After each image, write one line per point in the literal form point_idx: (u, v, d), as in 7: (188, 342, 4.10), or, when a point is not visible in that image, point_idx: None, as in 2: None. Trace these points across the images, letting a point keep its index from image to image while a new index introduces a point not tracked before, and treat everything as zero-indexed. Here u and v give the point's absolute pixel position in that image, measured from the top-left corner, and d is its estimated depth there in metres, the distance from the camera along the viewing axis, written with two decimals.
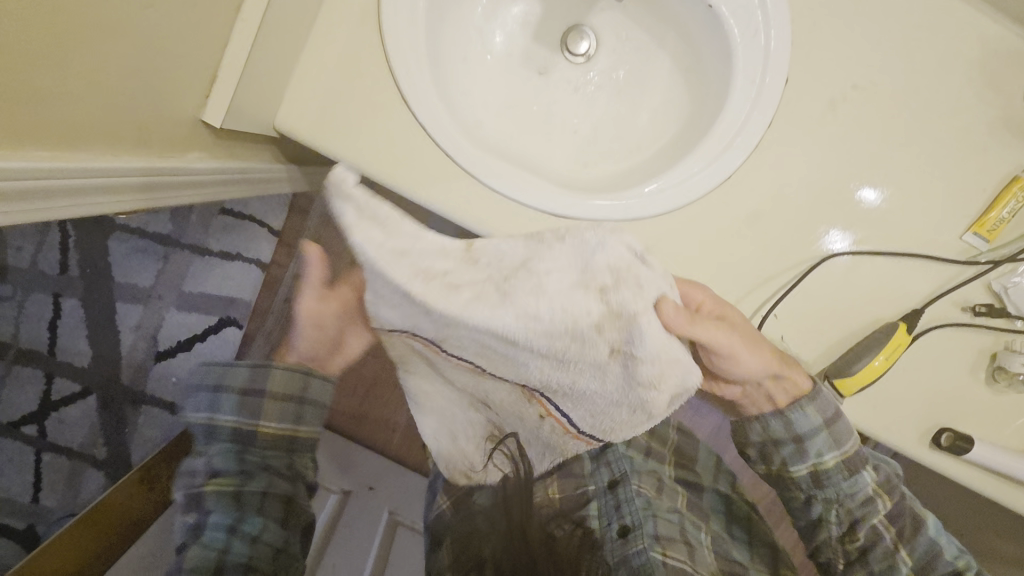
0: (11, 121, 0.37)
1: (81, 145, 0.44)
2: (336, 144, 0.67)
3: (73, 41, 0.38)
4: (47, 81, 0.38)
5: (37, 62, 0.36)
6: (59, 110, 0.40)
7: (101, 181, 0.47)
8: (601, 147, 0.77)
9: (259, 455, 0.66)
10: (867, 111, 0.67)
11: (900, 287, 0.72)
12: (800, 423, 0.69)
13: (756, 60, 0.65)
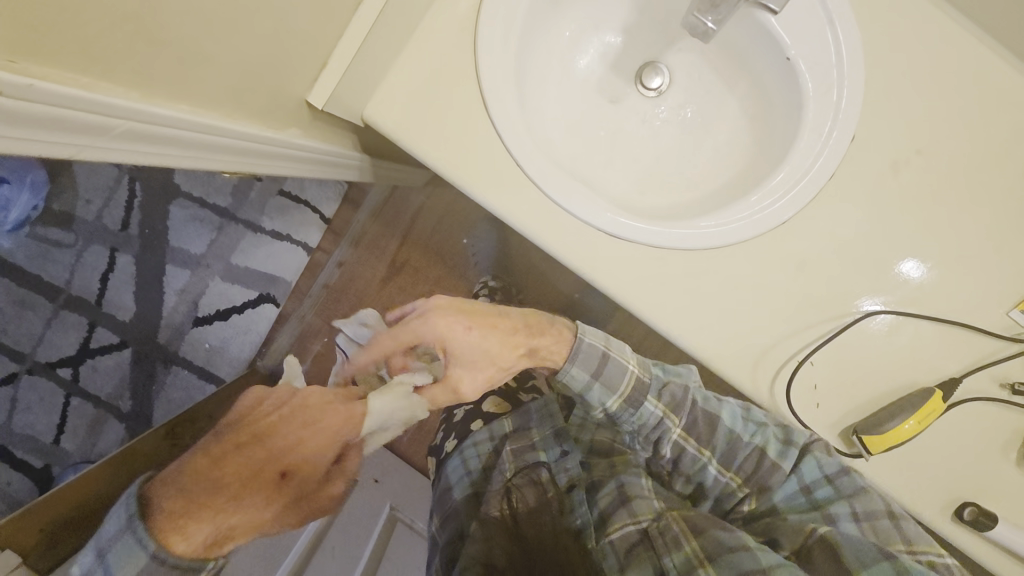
0: (173, 77, 0.41)
1: (214, 107, 0.49)
2: (415, 140, 0.71)
3: (235, 17, 0.43)
4: (208, 48, 0.43)
5: (207, 34, 0.41)
6: (208, 74, 0.45)
7: (225, 141, 0.52)
8: (659, 179, 0.81)
9: None
10: (931, 178, 0.69)
11: (941, 353, 0.72)
12: (575, 382, 0.73)
13: (825, 116, 0.67)
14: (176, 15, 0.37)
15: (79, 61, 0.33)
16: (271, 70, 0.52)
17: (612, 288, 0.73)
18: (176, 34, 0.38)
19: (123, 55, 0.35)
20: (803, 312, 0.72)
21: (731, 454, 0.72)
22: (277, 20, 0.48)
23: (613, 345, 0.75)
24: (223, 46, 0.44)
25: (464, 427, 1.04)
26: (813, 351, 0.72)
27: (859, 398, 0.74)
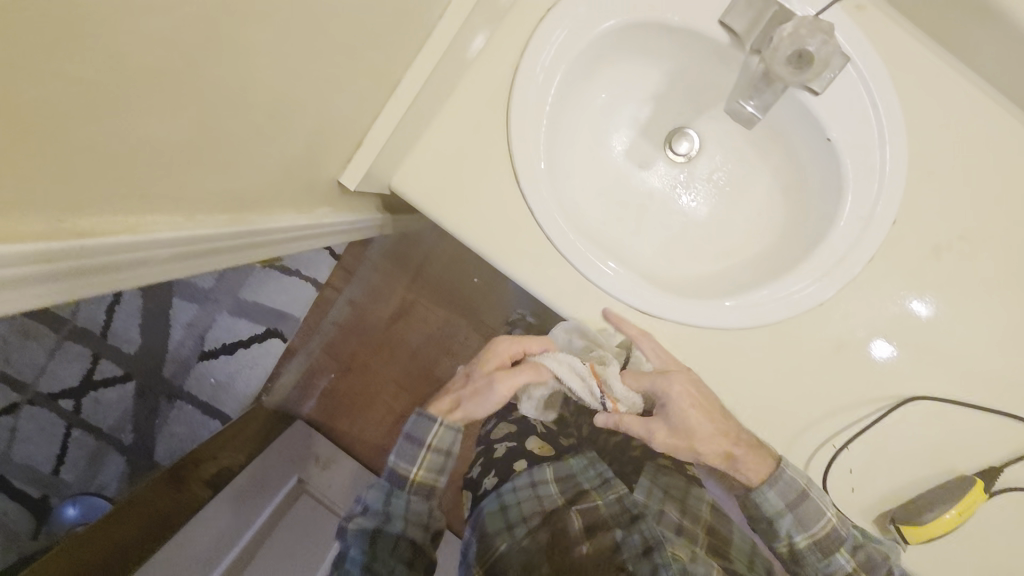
0: (211, 192, 0.41)
1: (250, 207, 0.48)
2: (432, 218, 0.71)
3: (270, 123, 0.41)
4: (241, 159, 0.41)
5: (238, 145, 0.39)
6: (248, 179, 0.44)
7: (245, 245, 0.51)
8: (687, 246, 0.79)
9: (404, 502, 0.72)
10: (971, 263, 0.67)
11: (979, 441, 0.70)
12: (766, 504, 0.71)
13: (867, 198, 0.66)
14: (216, 147, 0.37)
15: (105, 211, 0.31)
16: (303, 177, 0.52)
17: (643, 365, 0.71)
18: (205, 155, 0.36)
19: (157, 188, 0.34)
20: (838, 395, 0.70)
21: (803, 525, 0.71)
22: (314, 134, 0.48)
23: (815, 486, 0.70)
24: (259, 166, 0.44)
25: (507, 466, 0.96)
26: (849, 438, 0.71)
27: (893, 483, 0.71)
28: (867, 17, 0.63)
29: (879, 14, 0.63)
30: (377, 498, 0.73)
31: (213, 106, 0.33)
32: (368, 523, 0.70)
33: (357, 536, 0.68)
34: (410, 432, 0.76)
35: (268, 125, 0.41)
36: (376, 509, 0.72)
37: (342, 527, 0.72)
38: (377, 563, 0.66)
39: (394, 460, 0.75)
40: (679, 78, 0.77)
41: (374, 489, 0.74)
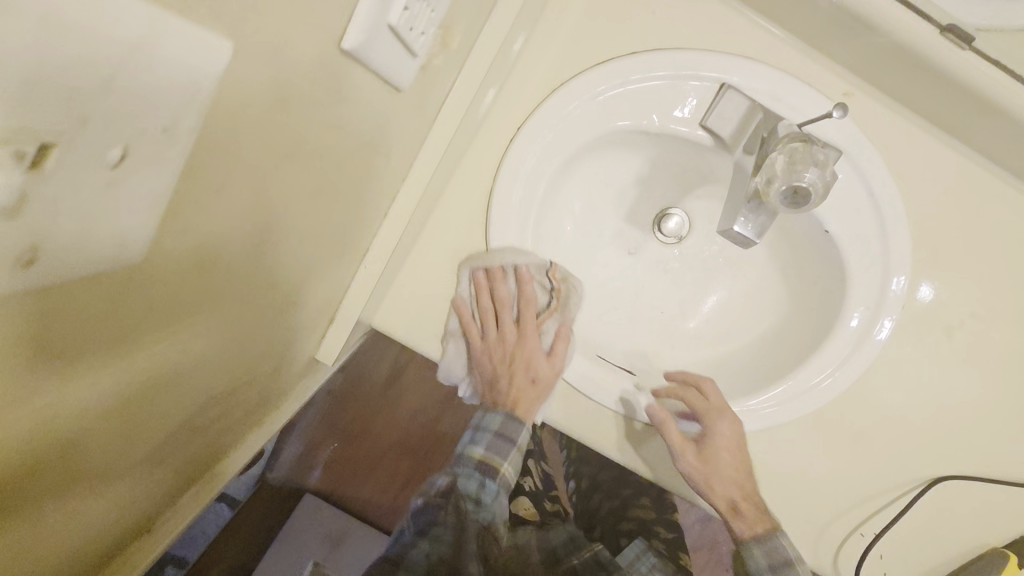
0: (207, 439, 0.47)
1: (230, 435, 0.53)
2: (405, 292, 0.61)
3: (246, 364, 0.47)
4: (230, 401, 0.48)
5: (230, 391, 0.47)
6: (237, 407, 0.51)
7: (221, 435, 0.50)
8: (690, 333, 0.75)
9: (491, 494, 0.68)
10: (987, 339, 0.64)
11: (1009, 512, 0.68)
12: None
13: (872, 290, 0.63)
14: (207, 406, 0.43)
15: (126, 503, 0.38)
16: (265, 397, 0.57)
17: (658, 473, 0.69)
18: (202, 419, 0.43)
19: (168, 459, 0.41)
20: (862, 484, 0.68)
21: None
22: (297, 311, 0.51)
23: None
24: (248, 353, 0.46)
25: None
26: (879, 526, 0.68)
27: (927, 563, 0.70)
28: (856, 104, 0.59)
29: (869, 99, 0.59)
30: (471, 485, 0.68)
31: (218, 312, 0.36)
32: (456, 512, 0.66)
33: (434, 542, 0.64)
34: (479, 423, 0.70)
35: (257, 312, 0.44)
36: (472, 490, 0.68)
37: (426, 502, 0.69)
38: (439, 545, 0.64)
39: (483, 454, 0.69)
40: (660, 160, 0.73)
41: (464, 478, 0.69)
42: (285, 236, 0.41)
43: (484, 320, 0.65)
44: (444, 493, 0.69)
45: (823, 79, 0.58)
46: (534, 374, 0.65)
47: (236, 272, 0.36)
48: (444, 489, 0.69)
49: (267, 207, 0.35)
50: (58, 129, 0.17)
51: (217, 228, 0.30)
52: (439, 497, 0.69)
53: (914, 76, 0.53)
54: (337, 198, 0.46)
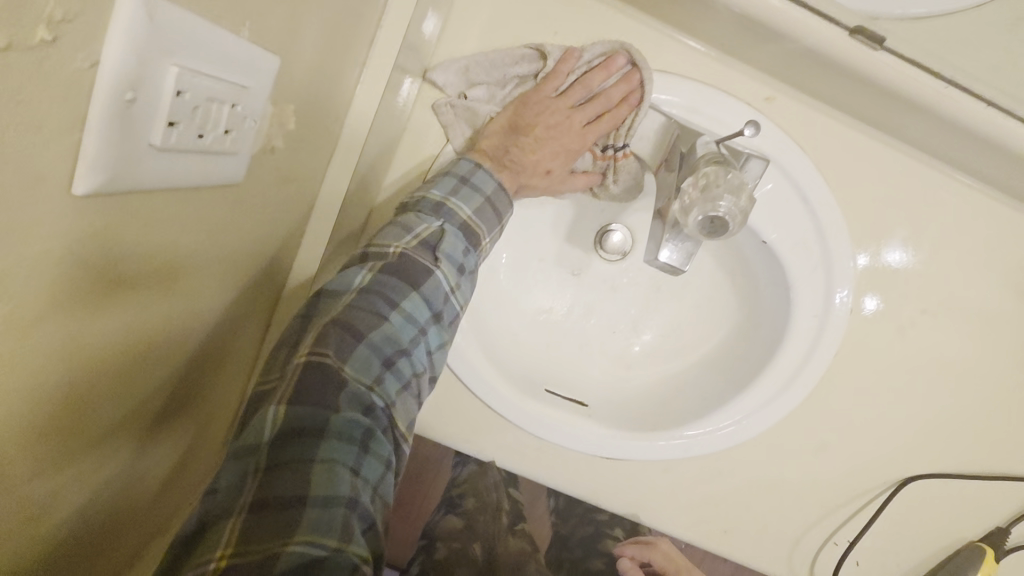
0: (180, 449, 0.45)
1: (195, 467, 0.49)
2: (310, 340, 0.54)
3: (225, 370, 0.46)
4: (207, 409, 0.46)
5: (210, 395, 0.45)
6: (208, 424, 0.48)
7: (184, 463, 0.46)
8: (642, 351, 0.73)
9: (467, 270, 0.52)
10: (939, 335, 0.62)
11: (980, 505, 0.67)
12: None
13: (818, 297, 0.60)
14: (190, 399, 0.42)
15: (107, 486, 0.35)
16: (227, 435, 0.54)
17: (619, 504, 0.67)
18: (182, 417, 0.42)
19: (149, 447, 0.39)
20: (830, 495, 0.66)
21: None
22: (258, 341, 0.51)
23: None
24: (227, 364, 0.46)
25: None
26: (853, 536, 0.66)
27: (904, 566, 0.68)
28: (780, 108, 0.56)
29: (792, 102, 0.56)
30: (456, 249, 0.51)
31: (220, 292, 0.37)
32: (428, 307, 0.49)
33: (399, 330, 0.46)
34: (470, 178, 0.53)
35: (241, 319, 0.44)
36: (455, 262, 0.51)
37: (404, 251, 0.49)
38: (395, 376, 0.45)
39: (471, 217, 0.52)
40: None
41: (449, 238, 0.51)
42: (268, 254, 0.44)
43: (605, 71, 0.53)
44: (421, 263, 0.49)
45: (742, 86, 0.55)
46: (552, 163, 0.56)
47: (221, 269, 0.36)
48: (426, 239, 0.50)
49: (253, 212, 0.36)
50: (105, 96, 0.18)
51: (214, 217, 0.31)
52: (405, 260, 0.48)
53: (834, 79, 0.50)
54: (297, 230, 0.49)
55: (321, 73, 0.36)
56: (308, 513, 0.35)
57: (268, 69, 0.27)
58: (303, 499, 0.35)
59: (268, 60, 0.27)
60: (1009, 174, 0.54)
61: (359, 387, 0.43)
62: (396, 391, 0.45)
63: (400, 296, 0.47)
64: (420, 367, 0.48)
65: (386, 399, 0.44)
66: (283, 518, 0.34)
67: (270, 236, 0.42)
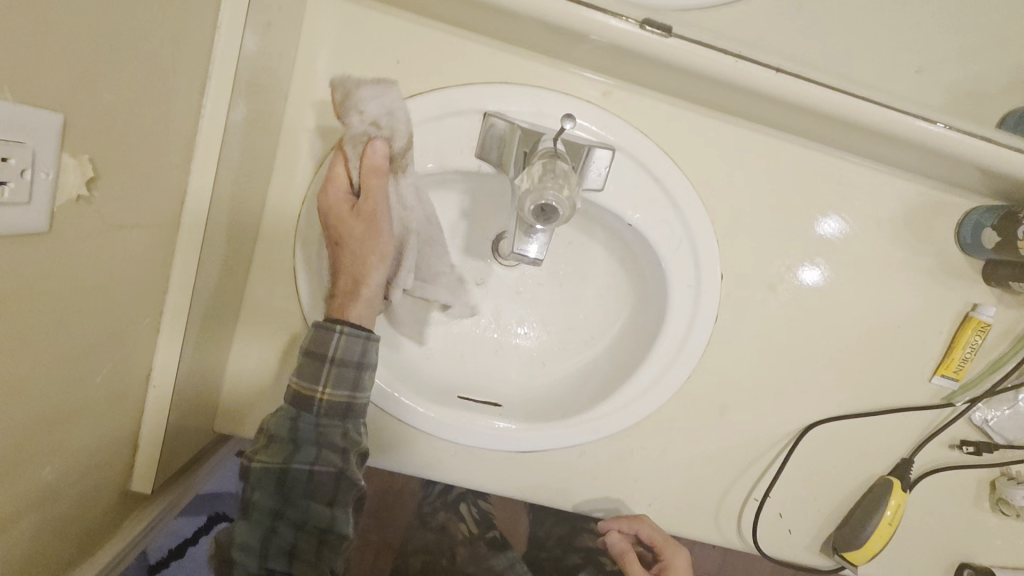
0: (59, 509, 0.42)
1: (78, 531, 0.46)
2: (205, 376, 0.57)
3: (101, 425, 0.45)
4: (86, 467, 0.44)
5: (86, 451, 0.44)
6: (92, 486, 0.46)
7: (52, 545, 0.43)
8: (554, 344, 0.75)
9: (313, 421, 0.57)
10: (808, 285, 0.66)
11: (884, 440, 0.70)
12: None
13: (687, 268, 0.64)
14: (56, 454, 0.40)
15: None
16: (118, 496, 0.51)
17: (545, 497, 0.69)
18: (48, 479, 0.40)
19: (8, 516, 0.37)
20: (741, 453, 0.69)
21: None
22: (107, 430, 0.45)
23: None
24: (49, 487, 0.40)
25: None
26: (767, 487, 0.69)
27: (824, 509, 0.71)
28: (617, 101, 0.61)
29: (628, 94, 0.61)
30: (283, 426, 0.57)
31: (57, 339, 0.37)
32: (272, 497, 0.56)
33: (251, 530, 0.56)
34: (313, 344, 0.57)
35: (108, 369, 0.44)
36: (285, 424, 0.57)
37: (262, 431, 0.57)
38: (292, 510, 0.57)
39: (298, 382, 0.57)
40: (474, 186, 0.71)
41: (274, 422, 0.57)
42: (59, 354, 0.38)
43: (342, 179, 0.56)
44: (243, 469, 0.56)
45: (579, 86, 0.60)
46: (359, 277, 0.58)
47: (53, 315, 0.36)
48: (265, 428, 0.57)
49: (78, 253, 0.37)
50: None
51: (19, 265, 0.32)
52: (249, 453, 0.56)
53: (647, 67, 0.54)
54: (131, 299, 0.44)
55: (140, 126, 0.40)
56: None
57: (44, 126, 0.31)
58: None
59: (43, 116, 0.31)
60: (827, 129, 0.59)
61: (251, 539, 0.56)
62: (302, 517, 0.57)
63: (249, 502, 0.56)
64: (301, 513, 0.57)
65: (272, 550, 0.56)
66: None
67: (52, 331, 0.36)
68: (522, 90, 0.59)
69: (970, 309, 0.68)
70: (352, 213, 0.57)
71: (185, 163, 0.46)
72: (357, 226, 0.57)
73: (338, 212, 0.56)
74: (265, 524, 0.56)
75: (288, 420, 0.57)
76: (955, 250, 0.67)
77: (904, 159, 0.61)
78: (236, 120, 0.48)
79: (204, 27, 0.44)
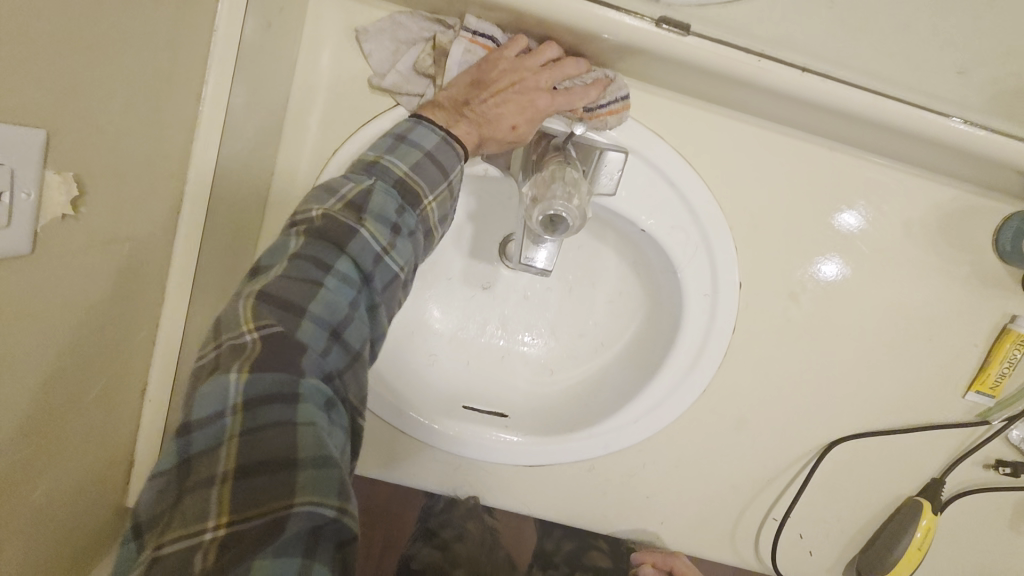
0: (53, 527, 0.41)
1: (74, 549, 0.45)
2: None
3: (96, 440, 0.44)
4: (81, 483, 0.43)
5: (80, 467, 0.43)
6: (88, 502, 0.45)
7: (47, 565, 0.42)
8: (564, 352, 0.73)
9: (381, 290, 0.45)
10: (832, 295, 0.63)
11: (913, 459, 0.66)
12: None
13: (704, 276, 0.61)
14: (49, 472, 0.39)
15: None
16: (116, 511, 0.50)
17: (553, 513, 0.67)
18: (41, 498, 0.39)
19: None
20: (760, 470, 0.66)
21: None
22: (102, 446, 0.44)
23: None
24: (40, 506, 0.39)
25: None
26: (787, 507, 0.66)
27: (848, 530, 0.67)
28: (632, 102, 0.58)
29: (644, 94, 0.58)
30: (388, 206, 0.46)
31: (47, 356, 0.36)
32: (358, 270, 0.44)
33: (335, 300, 0.42)
34: (408, 136, 0.50)
35: (103, 384, 0.42)
36: (372, 248, 0.44)
37: (324, 215, 0.44)
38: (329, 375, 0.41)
39: (407, 171, 0.48)
40: (482, 189, 0.69)
41: (353, 244, 0.43)
42: (50, 372, 0.36)
43: (585, 98, 0.52)
44: (347, 223, 0.44)
45: None
46: (515, 119, 0.52)
47: (42, 331, 0.35)
48: (353, 198, 0.45)
49: (68, 268, 0.36)
50: None
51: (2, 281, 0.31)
52: (297, 277, 0.41)
53: (664, 67, 0.52)
54: (128, 311, 0.43)
55: (134, 136, 0.38)
56: (190, 485, 0.34)
57: (26, 143, 0.30)
58: (287, 476, 0.35)
59: (24, 131, 0.30)
60: (856, 132, 0.55)
61: (321, 351, 0.40)
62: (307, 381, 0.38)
63: (332, 260, 0.43)
64: (322, 344, 0.40)
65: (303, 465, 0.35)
66: (274, 496, 0.35)
67: (40, 349, 0.35)
68: None
69: (1008, 321, 0.64)
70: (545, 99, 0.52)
71: (181, 169, 0.44)
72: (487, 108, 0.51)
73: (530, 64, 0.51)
74: (347, 313, 0.42)
75: (388, 239, 0.45)
76: (993, 259, 0.63)
77: (941, 162, 0.58)
78: (234, 126, 0.47)
79: (206, 24, 0.42)
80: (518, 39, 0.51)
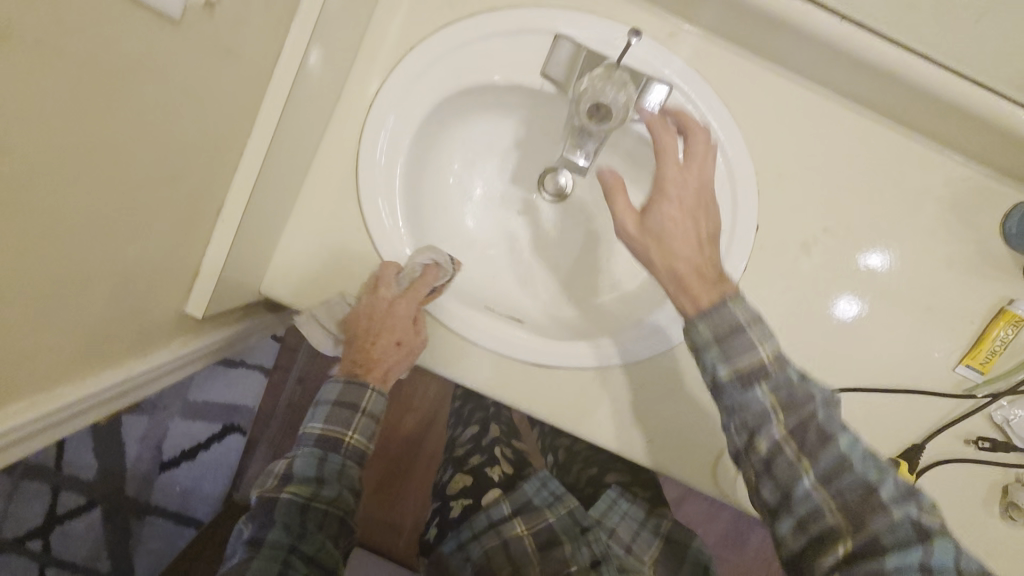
0: (126, 287, 0.48)
1: (136, 323, 0.51)
2: (263, 232, 0.62)
3: (172, 229, 0.50)
4: (154, 261, 0.50)
5: (157, 247, 0.49)
6: (152, 285, 0.51)
7: (112, 323, 0.48)
8: (584, 281, 0.78)
9: (335, 487, 0.66)
10: (842, 251, 0.67)
11: (897, 422, 0.70)
12: (735, 357, 0.53)
13: (726, 215, 0.66)
14: (135, 231, 0.46)
15: (49, 269, 0.38)
16: (172, 310, 0.56)
17: (554, 418, 0.70)
18: (126, 251, 0.46)
19: (87, 265, 0.42)
20: None
21: (833, 476, 0.49)
22: (175, 237, 0.51)
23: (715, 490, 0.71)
24: (122, 259, 0.46)
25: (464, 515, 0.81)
26: None
27: None
28: (683, 42, 0.64)
29: (693, 37, 0.64)
30: (308, 466, 0.66)
31: (163, 121, 0.43)
32: (303, 492, 0.64)
33: (269, 557, 0.59)
34: (323, 394, 0.70)
35: (191, 177, 0.49)
36: (307, 476, 0.66)
37: (262, 498, 0.64)
38: (304, 544, 0.61)
39: (323, 427, 0.68)
40: (532, 118, 0.76)
41: (300, 461, 0.66)
42: (160, 136, 0.43)
43: (425, 280, 0.66)
44: (273, 498, 0.64)
45: (647, 22, 0.64)
46: (398, 335, 0.66)
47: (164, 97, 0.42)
48: (283, 472, 0.66)
49: (194, 52, 0.43)
50: None
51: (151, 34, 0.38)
52: (263, 505, 0.64)
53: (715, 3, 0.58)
54: (220, 121, 0.50)
55: None
56: None
57: None
58: None
59: None
60: (880, 92, 0.61)
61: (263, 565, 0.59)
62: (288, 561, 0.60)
63: (265, 534, 0.61)
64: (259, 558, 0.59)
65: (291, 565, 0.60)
66: None
67: (161, 113, 0.42)
68: (594, 17, 0.63)
69: (1006, 302, 0.67)
70: (402, 310, 0.65)
71: None
72: (381, 360, 0.68)
73: (383, 296, 0.65)
74: (293, 537, 0.61)
75: (318, 472, 0.66)
76: (999, 241, 0.67)
77: (958, 135, 0.63)
78: None
79: None
80: (388, 265, 0.65)
